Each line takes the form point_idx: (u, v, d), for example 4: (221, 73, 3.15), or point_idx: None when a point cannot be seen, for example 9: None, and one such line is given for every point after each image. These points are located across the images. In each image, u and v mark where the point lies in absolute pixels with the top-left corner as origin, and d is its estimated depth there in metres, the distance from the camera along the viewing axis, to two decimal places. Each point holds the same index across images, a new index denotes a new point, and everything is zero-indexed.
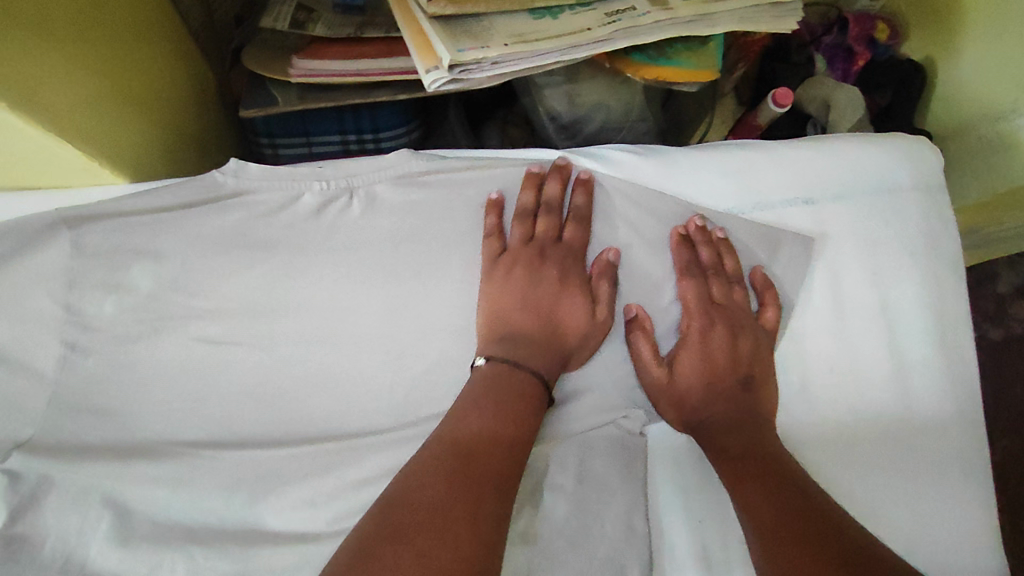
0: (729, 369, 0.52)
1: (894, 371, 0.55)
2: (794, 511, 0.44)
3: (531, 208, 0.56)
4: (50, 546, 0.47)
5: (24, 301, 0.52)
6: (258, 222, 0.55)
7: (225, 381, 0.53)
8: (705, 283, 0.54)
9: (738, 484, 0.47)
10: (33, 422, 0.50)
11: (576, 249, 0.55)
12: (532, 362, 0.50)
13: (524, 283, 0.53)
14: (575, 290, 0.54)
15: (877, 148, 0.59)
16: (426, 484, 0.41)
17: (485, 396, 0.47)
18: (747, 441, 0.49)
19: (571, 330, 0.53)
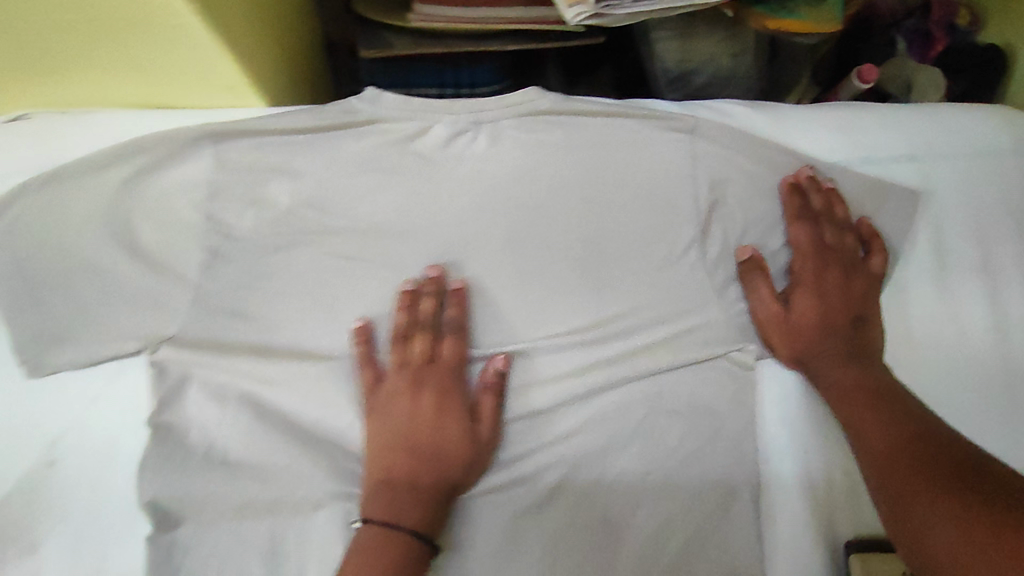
0: (841, 312, 0.55)
1: (993, 322, 0.57)
2: (908, 434, 0.47)
3: (402, 325, 0.54)
4: (194, 434, 0.53)
5: (170, 208, 0.56)
6: (391, 148, 0.58)
7: (354, 299, 0.56)
8: (818, 228, 0.57)
9: (851, 414, 0.50)
10: (177, 320, 0.54)
11: (454, 368, 0.54)
12: (407, 511, 0.49)
13: (407, 416, 0.52)
14: (451, 420, 0.52)
15: (977, 117, 0.62)
16: None
17: (372, 555, 0.47)
18: (859, 377, 0.52)
19: (454, 458, 0.51)
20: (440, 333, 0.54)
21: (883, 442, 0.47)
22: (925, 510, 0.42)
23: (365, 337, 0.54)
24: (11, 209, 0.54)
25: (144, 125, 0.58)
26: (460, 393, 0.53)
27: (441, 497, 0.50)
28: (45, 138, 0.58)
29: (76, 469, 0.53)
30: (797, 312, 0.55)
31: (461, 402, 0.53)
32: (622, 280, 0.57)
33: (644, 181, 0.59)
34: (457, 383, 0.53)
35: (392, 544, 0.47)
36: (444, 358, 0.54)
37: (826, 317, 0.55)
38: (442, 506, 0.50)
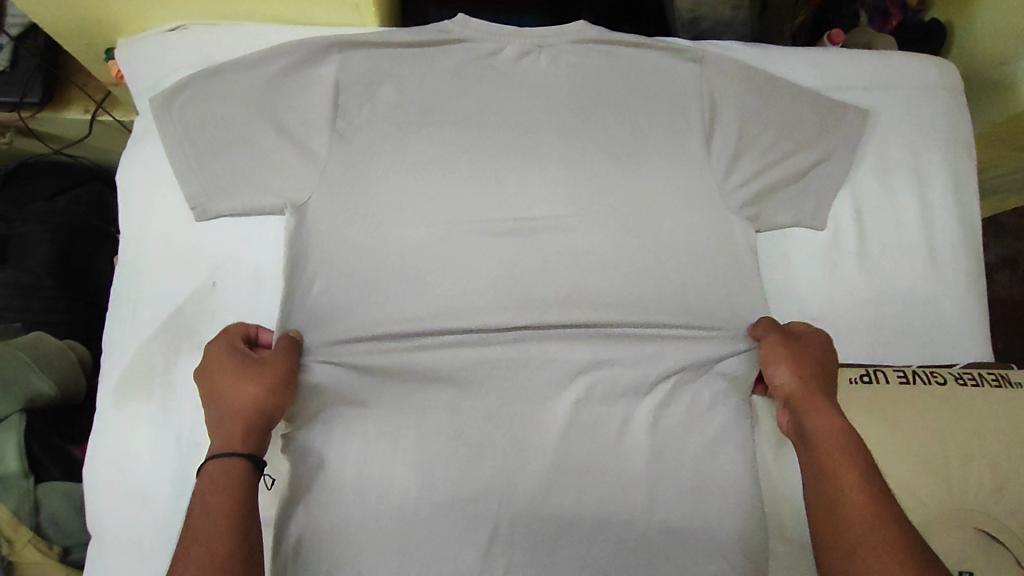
0: (826, 376, 0.68)
1: (910, 212, 0.79)
2: (881, 511, 0.55)
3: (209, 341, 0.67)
4: (316, 271, 0.69)
5: (306, 98, 0.71)
6: (474, 62, 0.74)
7: (446, 172, 0.72)
8: (820, 333, 0.72)
9: (830, 463, 0.60)
10: (309, 184, 0.69)
11: (232, 341, 0.65)
12: (227, 446, 0.59)
13: (206, 387, 0.63)
14: (236, 372, 0.63)
15: (914, 62, 0.83)
16: (193, 519, 0.55)
17: (208, 485, 0.57)
18: (847, 437, 0.61)
19: (257, 390, 0.62)
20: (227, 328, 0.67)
21: (859, 514, 0.56)
22: (885, 567, 0.52)
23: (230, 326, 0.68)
24: (183, 95, 0.71)
25: (283, 37, 0.76)
26: (235, 352, 0.64)
27: (257, 422, 0.61)
28: (204, 42, 0.76)
29: (231, 291, 0.70)
30: (800, 358, 0.68)
31: (246, 359, 0.64)
32: (650, 168, 0.73)
33: (670, 92, 0.75)
34: (239, 348, 0.65)
35: (219, 472, 0.57)
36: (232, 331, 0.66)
37: (824, 379, 0.67)
38: (258, 431, 0.61)
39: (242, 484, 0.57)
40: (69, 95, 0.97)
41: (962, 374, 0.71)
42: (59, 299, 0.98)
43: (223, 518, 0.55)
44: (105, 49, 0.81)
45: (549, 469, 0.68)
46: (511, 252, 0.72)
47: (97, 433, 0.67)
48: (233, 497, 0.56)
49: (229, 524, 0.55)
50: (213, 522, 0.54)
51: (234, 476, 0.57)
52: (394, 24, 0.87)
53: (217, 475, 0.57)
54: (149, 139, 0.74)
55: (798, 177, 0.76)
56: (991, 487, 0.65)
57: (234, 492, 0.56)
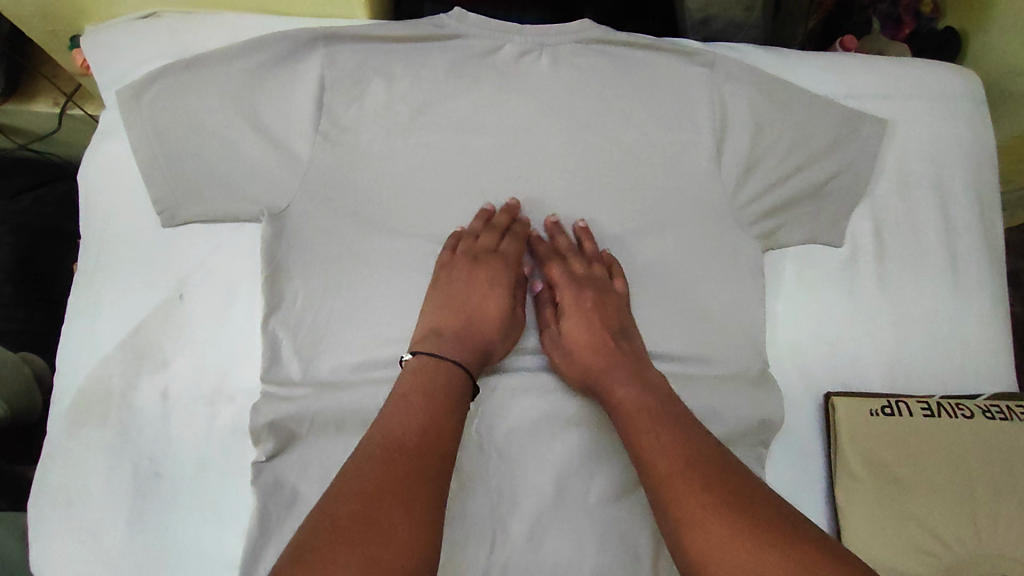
0: (596, 333, 0.62)
1: (931, 231, 0.74)
2: (685, 457, 0.49)
3: (476, 230, 0.64)
4: (294, 286, 0.63)
5: (287, 96, 0.65)
6: (471, 60, 0.68)
7: (437, 180, 0.66)
8: (568, 263, 0.65)
9: (637, 436, 0.53)
10: (286, 192, 0.63)
11: (509, 258, 0.64)
12: (459, 357, 0.58)
13: (463, 285, 0.62)
14: (494, 293, 0.63)
15: (937, 72, 0.78)
16: (416, 412, 0.51)
17: (423, 380, 0.54)
18: (645, 404, 0.55)
19: (500, 327, 0.62)
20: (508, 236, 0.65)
21: (675, 479, 0.48)
22: (700, 518, 0.45)
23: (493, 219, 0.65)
24: (152, 87, 0.64)
25: (267, 28, 0.70)
26: (509, 278, 0.64)
27: (483, 356, 0.60)
28: (179, 33, 0.70)
29: (200, 305, 0.64)
30: (569, 339, 0.62)
31: (509, 287, 0.64)
32: (661, 178, 0.67)
33: (678, 100, 0.69)
34: (513, 271, 0.64)
35: (448, 376, 0.55)
36: (507, 249, 0.65)
37: (598, 337, 0.61)
38: (482, 357, 0.60)
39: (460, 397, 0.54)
40: (36, 86, 0.91)
41: (989, 407, 0.66)
42: (18, 307, 0.91)
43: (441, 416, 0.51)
44: (72, 36, 0.75)
45: (547, 507, 0.61)
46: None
47: (46, 459, 0.61)
48: (449, 402, 0.53)
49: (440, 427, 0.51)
50: (434, 417, 0.51)
51: (459, 390, 0.55)
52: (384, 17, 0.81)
53: (445, 379, 0.55)
54: (114, 134, 0.67)
55: (813, 190, 0.71)
56: (1019, 532, 0.60)
57: (454, 399, 0.54)
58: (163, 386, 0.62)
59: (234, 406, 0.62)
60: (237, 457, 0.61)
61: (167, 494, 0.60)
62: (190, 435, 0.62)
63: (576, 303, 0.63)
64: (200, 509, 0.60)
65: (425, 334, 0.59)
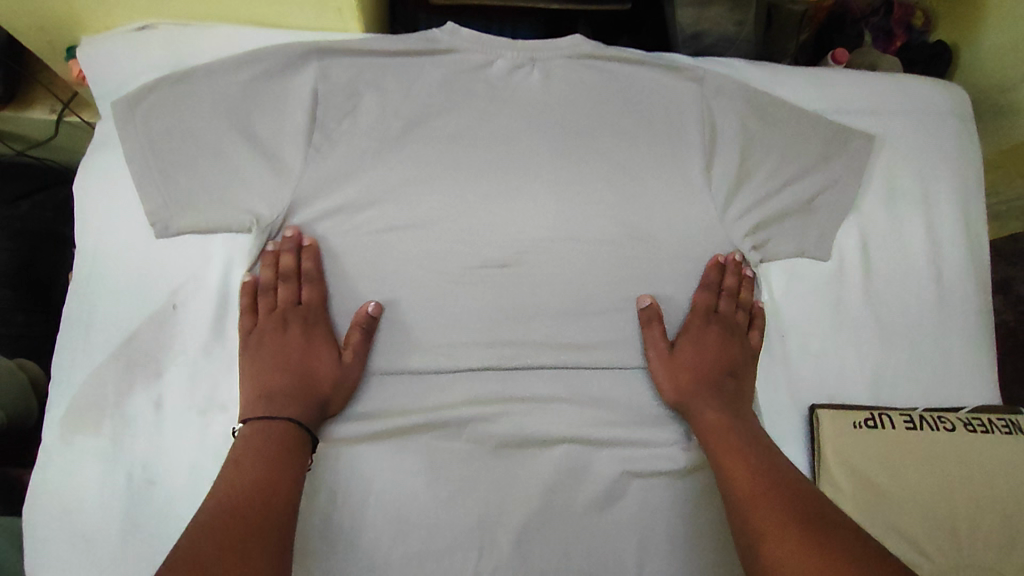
0: (711, 368, 0.66)
1: (918, 245, 0.75)
2: (768, 482, 0.55)
3: (268, 279, 0.65)
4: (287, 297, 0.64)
5: (280, 109, 0.65)
6: (462, 75, 0.68)
7: (428, 193, 0.67)
8: (716, 299, 0.69)
9: (728, 460, 0.58)
10: (279, 205, 0.64)
11: (315, 308, 0.65)
12: (279, 413, 0.59)
13: (272, 347, 0.63)
14: (308, 347, 0.64)
15: (925, 88, 0.79)
16: (237, 482, 0.52)
17: (245, 445, 0.55)
18: (739, 432, 0.60)
19: (320, 375, 0.62)
20: (303, 280, 0.65)
21: (762, 499, 0.53)
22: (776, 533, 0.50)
23: (272, 260, 0.65)
24: (147, 100, 0.64)
25: (263, 41, 0.72)
26: (323, 329, 0.65)
27: (314, 407, 0.61)
28: (174, 45, 0.70)
29: (192, 315, 0.65)
30: (674, 359, 0.65)
31: (329, 333, 0.65)
32: (649, 193, 0.68)
33: (667, 115, 0.70)
34: (318, 319, 0.65)
35: (264, 435, 0.56)
36: (308, 297, 0.65)
37: (710, 369, 0.66)
38: (310, 409, 0.61)
39: (286, 457, 0.55)
40: (34, 94, 0.91)
41: (970, 419, 0.67)
42: (17, 312, 0.92)
43: (264, 480, 0.53)
44: (68, 46, 0.76)
45: (534, 517, 0.61)
46: (498, 283, 0.67)
47: (39, 465, 0.61)
48: (273, 465, 0.54)
49: (265, 486, 0.52)
50: (254, 478, 0.52)
51: (278, 448, 0.55)
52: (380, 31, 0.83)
53: (259, 441, 0.56)
54: (109, 145, 0.68)
55: (801, 205, 0.71)
56: (999, 542, 0.62)
57: (277, 460, 0.55)
58: (155, 396, 0.63)
59: (227, 416, 0.63)
60: None
61: (160, 502, 0.61)
62: (182, 443, 0.62)
63: (697, 333, 0.68)
64: (193, 517, 0.61)
65: (253, 401, 0.60)
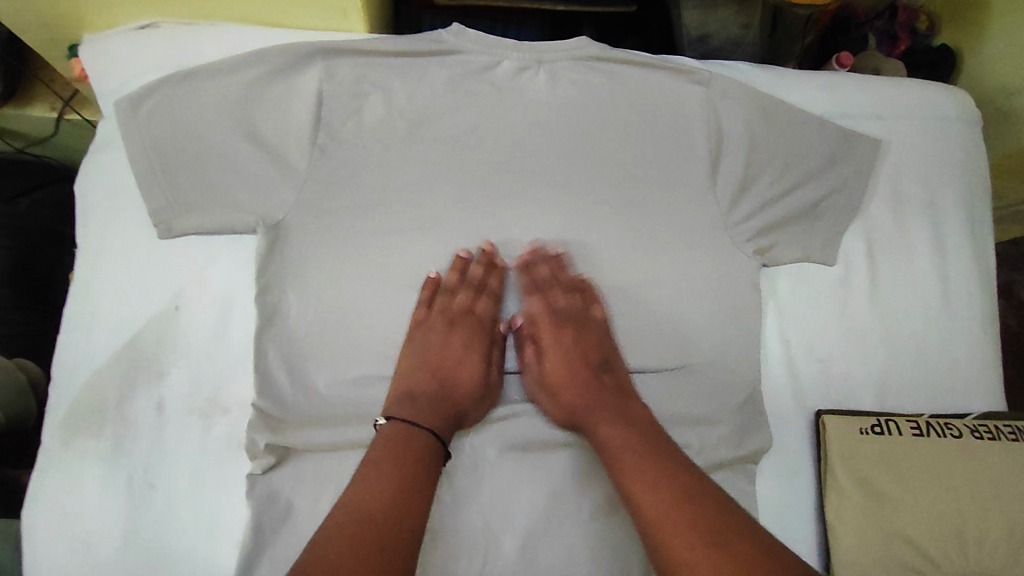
0: (583, 368, 0.63)
1: (924, 250, 0.75)
2: (670, 495, 0.50)
3: (451, 282, 0.65)
4: (291, 300, 0.63)
5: (284, 109, 0.65)
6: (468, 75, 0.68)
7: (434, 194, 0.66)
8: (549, 296, 0.66)
9: (626, 479, 0.53)
10: (284, 206, 0.63)
11: (483, 321, 0.66)
12: (426, 418, 0.57)
13: (431, 347, 0.63)
14: (461, 353, 0.64)
15: (931, 92, 0.79)
16: (372, 488, 0.50)
17: (388, 442, 0.54)
18: (631, 437, 0.56)
19: (467, 388, 0.62)
20: (484, 292, 0.66)
21: (677, 526, 0.48)
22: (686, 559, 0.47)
23: (460, 267, 0.65)
24: (149, 99, 0.64)
25: (267, 41, 0.71)
26: (489, 343, 0.66)
27: (453, 420, 0.60)
28: (178, 44, 0.70)
29: (195, 316, 0.65)
30: (541, 377, 0.64)
31: (484, 344, 0.65)
32: (657, 196, 0.68)
33: (674, 117, 0.69)
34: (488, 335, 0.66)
35: (412, 439, 0.55)
36: (480, 311, 0.66)
37: (584, 370, 0.63)
38: (450, 419, 0.60)
39: (423, 466, 0.53)
40: (32, 91, 0.90)
41: (977, 426, 0.67)
42: (15, 310, 0.91)
43: (395, 485, 0.51)
44: (68, 44, 0.75)
45: (539, 522, 0.61)
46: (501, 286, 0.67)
47: (38, 469, 0.61)
48: (408, 471, 0.52)
49: (399, 494, 0.50)
50: (388, 483, 0.50)
51: (417, 454, 0.54)
52: (384, 30, 0.83)
53: (406, 443, 0.54)
54: (110, 145, 0.68)
55: (807, 209, 0.71)
56: (1003, 550, 0.62)
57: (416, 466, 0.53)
58: (158, 398, 0.63)
59: (230, 418, 0.63)
60: (232, 469, 0.62)
61: (162, 506, 0.61)
62: (184, 447, 0.62)
63: (556, 341, 0.65)
64: (194, 521, 0.60)
65: (397, 399, 0.59)
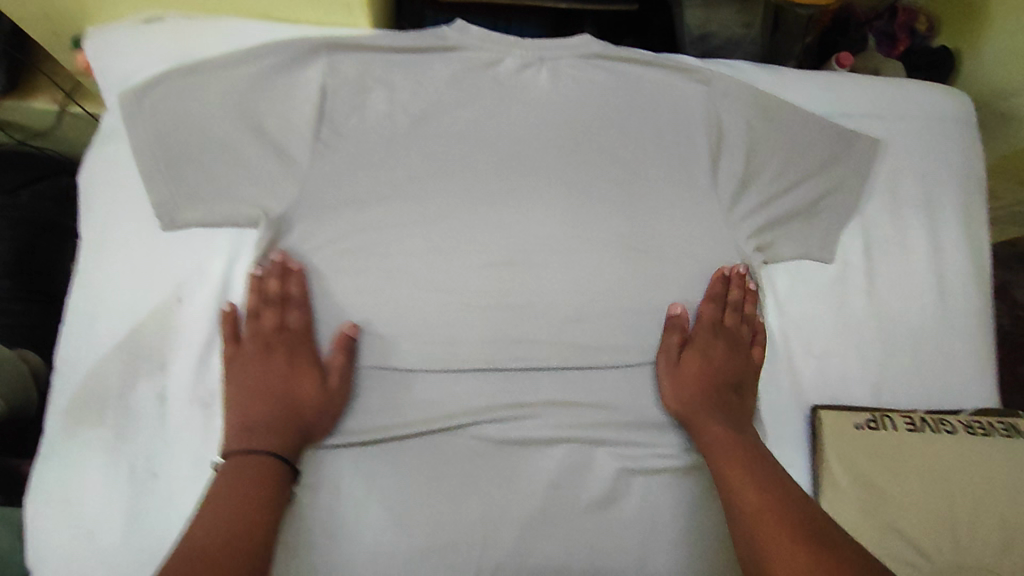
0: (716, 381, 0.66)
1: (922, 249, 0.76)
2: (780, 503, 0.54)
3: (255, 303, 0.63)
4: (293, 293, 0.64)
5: (288, 103, 0.65)
6: (471, 71, 0.69)
7: (436, 189, 0.66)
8: (721, 312, 0.68)
9: (734, 480, 0.57)
10: (287, 199, 0.64)
11: (300, 334, 0.63)
12: (260, 447, 0.57)
13: (260, 373, 0.62)
14: (292, 373, 0.62)
15: (929, 93, 0.80)
16: (211, 522, 0.51)
17: (231, 475, 0.55)
18: (752, 450, 0.60)
19: (298, 405, 0.61)
20: (290, 304, 0.63)
21: (777, 526, 0.52)
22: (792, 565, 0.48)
23: (257, 284, 0.63)
24: (154, 91, 0.64)
25: (272, 35, 0.72)
26: (311, 354, 0.63)
27: (297, 439, 0.60)
28: (182, 37, 0.70)
29: (197, 308, 0.65)
30: (677, 370, 0.66)
31: (311, 356, 0.63)
32: (656, 193, 0.68)
33: (675, 115, 0.70)
34: (305, 346, 0.63)
35: (248, 470, 0.55)
36: (293, 324, 0.63)
37: (718, 385, 0.66)
38: (294, 441, 0.59)
39: (267, 490, 0.55)
40: (36, 83, 0.91)
41: (971, 422, 0.68)
42: (16, 301, 0.92)
43: (239, 513, 0.52)
44: (73, 37, 0.75)
45: (536, 515, 0.62)
46: (504, 280, 0.67)
47: (41, 457, 0.61)
48: (248, 496, 0.53)
49: (236, 521, 0.51)
50: (227, 512, 0.52)
51: (261, 480, 0.55)
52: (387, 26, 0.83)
53: (245, 473, 0.55)
54: (115, 137, 0.68)
55: (806, 207, 0.72)
56: (997, 545, 0.62)
57: (258, 492, 0.54)
58: (160, 388, 0.63)
59: None
60: None
61: (163, 495, 0.61)
62: (185, 437, 0.62)
63: (704, 346, 0.67)
64: (195, 511, 0.61)
65: (230, 434, 0.58)
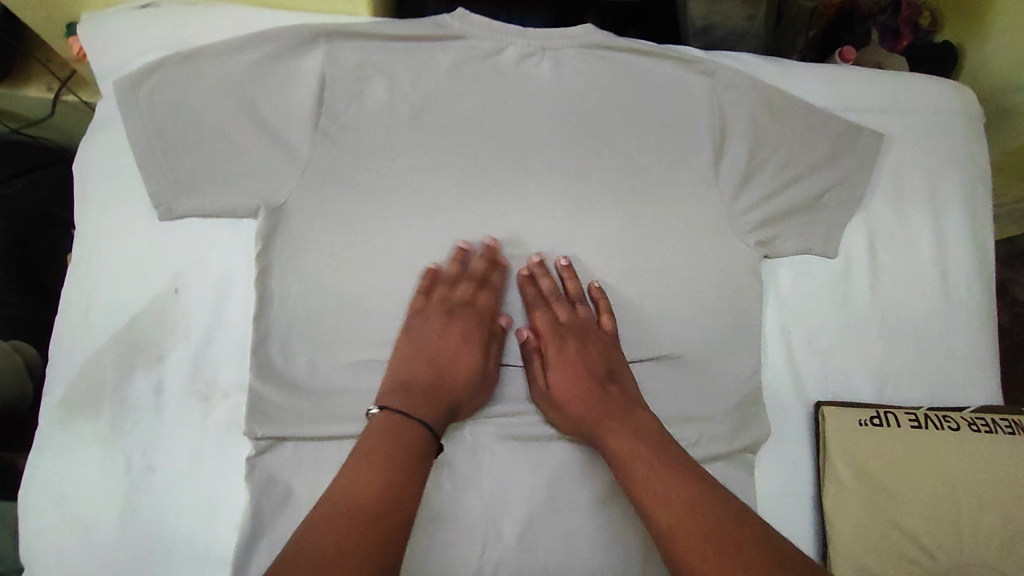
0: (584, 379, 0.61)
1: (925, 244, 0.75)
2: (689, 512, 0.48)
3: (451, 273, 0.64)
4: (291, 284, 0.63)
5: (287, 91, 0.64)
6: (473, 61, 0.67)
7: (437, 180, 0.65)
8: (550, 310, 0.65)
9: (640, 493, 0.52)
10: (285, 190, 0.63)
11: (483, 313, 0.64)
12: (417, 408, 0.55)
13: (433, 338, 0.62)
14: (461, 343, 0.62)
15: (933, 86, 0.79)
16: (356, 484, 0.47)
17: (388, 429, 0.52)
18: (646, 449, 0.54)
19: (458, 379, 0.60)
20: (485, 287, 0.65)
21: (698, 543, 0.46)
22: None
23: (461, 259, 0.64)
24: (150, 79, 0.63)
25: (270, 22, 0.70)
26: (486, 335, 0.64)
27: (448, 413, 0.58)
28: (179, 23, 0.69)
29: (195, 300, 0.64)
30: (546, 392, 0.62)
31: (484, 334, 0.63)
32: (660, 186, 0.67)
33: (679, 107, 0.69)
34: (485, 326, 0.64)
35: (406, 426, 0.53)
36: (481, 304, 0.64)
37: (595, 380, 0.61)
38: (446, 411, 0.58)
39: (421, 455, 0.51)
40: (29, 70, 0.89)
41: (974, 419, 0.67)
42: (12, 293, 0.90)
43: (390, 473, 0.48)
44: (68, 23, 0.74)
45: (538, 510, 0.61)
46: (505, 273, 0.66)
47: (34, 451, 0.61)
48: (403, 457, 0.50)
49: (389, 482, 0.48)
50: (379, 471, 0.48)
51: (415, 444, 0.52)
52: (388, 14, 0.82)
53: (399, 431, 0.52)
54: (110, 126, 0.67)
55: (810, 201, 0.71)
56: (1000, 543, 0.62)
57: (414, 454, 0.51)
58: (158, 381, 0.62)
59: (229, 402, 0.63)
60: (231, 453, 0.61)
61: (160, 489, 0.60)
62: (183, 430, 0.61)
63: (558, 352, 0.63)
64: (192, 505, 0.60)
65: (389, 389, 0.57)
